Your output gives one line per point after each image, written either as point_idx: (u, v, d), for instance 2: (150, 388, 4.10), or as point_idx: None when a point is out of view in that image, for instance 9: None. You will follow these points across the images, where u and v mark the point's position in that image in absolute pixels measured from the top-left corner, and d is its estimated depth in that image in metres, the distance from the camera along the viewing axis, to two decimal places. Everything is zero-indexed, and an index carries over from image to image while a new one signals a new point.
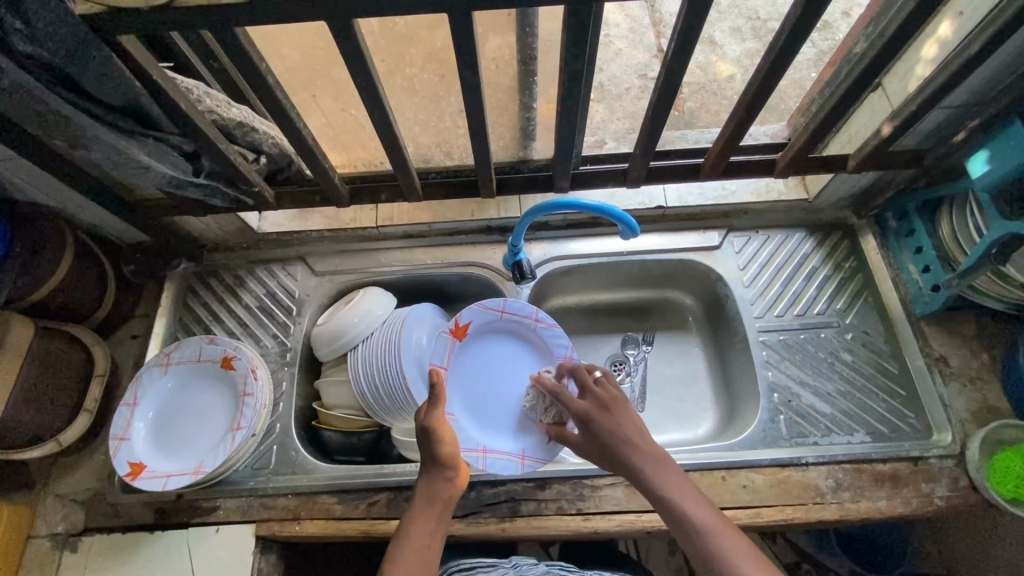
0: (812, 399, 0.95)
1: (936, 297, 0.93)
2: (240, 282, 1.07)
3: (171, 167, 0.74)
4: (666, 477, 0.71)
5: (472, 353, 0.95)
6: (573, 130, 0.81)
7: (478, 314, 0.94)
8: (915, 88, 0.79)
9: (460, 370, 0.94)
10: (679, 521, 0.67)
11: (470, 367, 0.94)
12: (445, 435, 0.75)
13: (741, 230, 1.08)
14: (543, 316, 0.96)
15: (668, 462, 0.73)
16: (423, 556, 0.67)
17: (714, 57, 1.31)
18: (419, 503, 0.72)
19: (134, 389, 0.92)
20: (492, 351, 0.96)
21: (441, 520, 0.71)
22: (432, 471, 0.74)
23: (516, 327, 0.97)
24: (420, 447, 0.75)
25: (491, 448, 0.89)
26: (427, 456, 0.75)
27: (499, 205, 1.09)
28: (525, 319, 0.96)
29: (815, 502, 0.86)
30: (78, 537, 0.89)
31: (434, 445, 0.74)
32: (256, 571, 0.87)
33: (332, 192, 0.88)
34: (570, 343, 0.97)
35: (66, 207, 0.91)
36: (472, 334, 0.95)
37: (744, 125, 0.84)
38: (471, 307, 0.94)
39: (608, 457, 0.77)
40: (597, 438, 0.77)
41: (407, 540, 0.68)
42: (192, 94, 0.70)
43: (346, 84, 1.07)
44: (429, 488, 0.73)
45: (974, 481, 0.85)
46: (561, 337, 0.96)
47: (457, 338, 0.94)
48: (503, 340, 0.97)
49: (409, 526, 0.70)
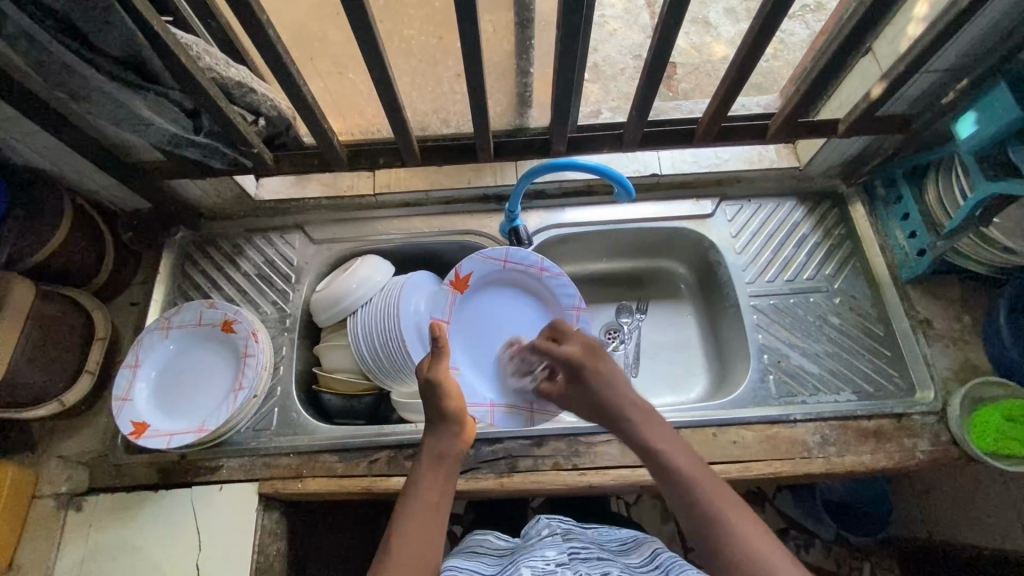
0: (800, 360, 0.97)
1: (921, 261, 0.96)
2: (238, 250, 1.08)
3: (171, 123, 0.75)
4: (654, 431, 0.73)
5: (475, 303, 1.02)
6: (570, 89, 0.82)
7: (479, 264, 0.99)
8: (906, 48, 0.80)
9: (462, 319, 1.00)
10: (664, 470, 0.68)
11: (472, 315, 1.01)
12: (451, 388, 0.77)
13: (734, 199, 1.10)
14: (549, 265, 1.01)
15: (653, 416, 0.75)
16: (436, 512, 0.67)
17: (708, 38, 1.31)
18: (426, 460, 0.73)
19: (136, 352, 0.93)
20: (490, 299, 1.02)
21: (449, 475, 0.72)
22: (441, 428, 0.76)
23: (518, 276, 1.03)
24: (426, 399, 0.78)
25: (499, 403, 0.96)
26: (436, 411, 0.76)
27: (495, 172, 1.10)
28: (529, 269, 1.01)
29: (802, 457, 0.89)
30: (82, 497, 0.91)
31: (441, 400, 0.76)
32: (260, 527, 0.89)
33: (331, 152, 0.90)
34: (577, 294, 1.02)
35: (66, 171, 0.91)
36: (473, 284, 1.01)
37: (738, 87, 0.85)
38: (471, 259, 0.98)
39: (595, 409, 0.79)
40: (586, 388, 0.80)
41: (417, 498, 0.68)
42: (192, 50, 0.71)
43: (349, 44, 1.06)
44: (437, 444, 0.74)
45: (955, 435, 0.89)
46: (567, 286, 1.02)
47: (458, 289, 1.00)
48: (505, 291, 1.03)
49: (418, 482, 0.70)
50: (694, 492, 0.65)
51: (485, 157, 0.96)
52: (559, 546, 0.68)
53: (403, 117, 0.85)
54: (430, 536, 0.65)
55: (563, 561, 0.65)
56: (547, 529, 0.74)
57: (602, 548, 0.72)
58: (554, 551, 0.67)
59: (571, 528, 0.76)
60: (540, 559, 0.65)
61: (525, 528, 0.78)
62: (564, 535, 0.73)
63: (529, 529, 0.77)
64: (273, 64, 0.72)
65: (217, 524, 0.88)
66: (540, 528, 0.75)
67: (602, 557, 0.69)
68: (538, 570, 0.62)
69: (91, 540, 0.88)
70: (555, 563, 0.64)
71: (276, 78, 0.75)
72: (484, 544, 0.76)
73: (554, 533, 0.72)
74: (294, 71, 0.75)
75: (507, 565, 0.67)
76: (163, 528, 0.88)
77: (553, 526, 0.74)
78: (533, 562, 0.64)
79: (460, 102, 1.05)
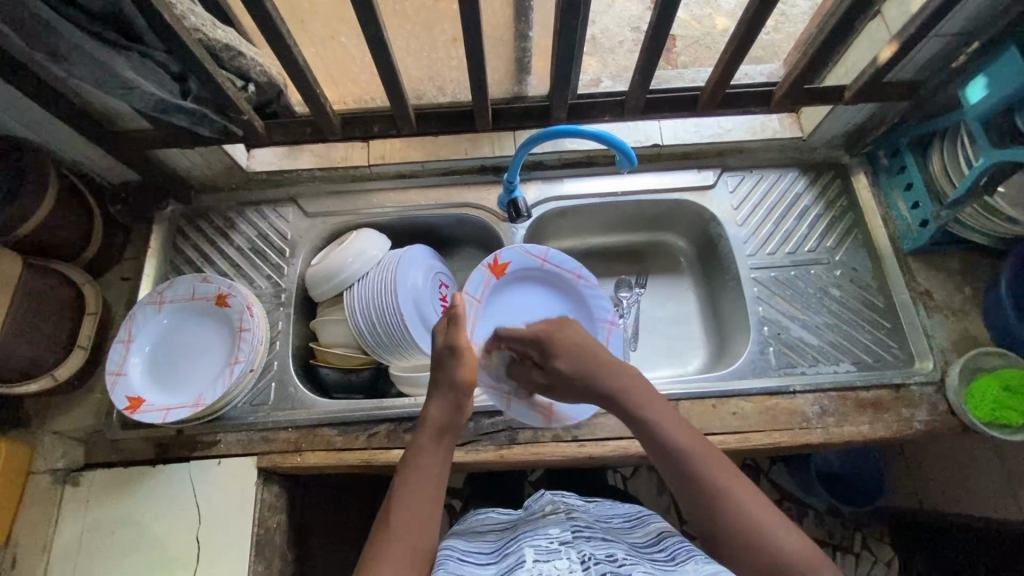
0: (801, 332, 0.97)
1: (924, 232, 0.95)
2: (231, 223, 1.05)
3: (158, 87, 0.73)
4: (640, 388, 0.73)
5: (509, 293, 0.98)
6: (572, 52, 0.79)
7: (520, 256, 0.97)
8: (917, 10, 0.78)
9: (494, 306, 0.97)
10: (653, 437, 0.67)
11: (504, 303, 0.98)
12: (465, 355, 0.75)
13: (735, 170, 1.08)
14: (586, 274, 1.01)
15: (639, 379, 0.74)
16: (433, 485, 0.66)
17: (709, 9, 1.25)
18: (431, 429, 0.71)
19: (128, 326, 0.91)
20: (526, 294, 1.00)
21: (444, 445, 0.70)
22: (448, 397, 0.73)
23: (554, 278, 1.01)
24: (438, 366, 0.75)
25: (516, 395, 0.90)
26: (448, 379, 0.74)
27: (493, 143, 1.07)
28: (564, 274, 1.00)
29: (801, 427, 0.90)
30: (79, 472, 0.90)
31: (455, 366, 0.74)
32: (259, 501, 0.88)
33: (323, 119, 0.88)
34: (609, 308, 1.00)
35: (48, 141, 0.88)
36: (511, 274, 0.98)
37: (744, 51, 0.82)
38: (513, 248, 0.96)
39: (580, 377, 0.77)
40: (562, 356, 0.80)
41: (417, 472, 0.67)
42: (177, 9, 0.68)
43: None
44: (444, 407, 0.72)
45: (952, 405, 0.89)
46: (601, 299, 1.00)
47: (494, 275, 0.96)
48: (536, 290, 1.00)
49: (419, 456, 0.68)
50: (688, 464, 0.63)
51: (483, 126, 0.95)
52: (563, 524, 0.66)
53: (399, 84, 0.82)
54: (428, 515, 0.63)
55: (567, 540, 0.63)
56: (552, 506, 0.72)
57: (606, 527, 0.69)
58: (558, 530, 0.65)
59: (575, 505, 0.73)
60: (544, 538, 0.63)
61: (526, 503, 0.76)
62: (568, 514, 0.70)
63: (531, 503, 0.75)
64: (262, 23, 0.69)
65: (217, 498, 0.87)
66: (547, 512, 0.71)
67: (607, 538, 0.65)
68: (541, 549, 0.61)
69: (90, 514, 0.87)
70: (559, 542, 0.62)
71: (266, 39, 0.72)
72: (487, 521, 0.74)
73: (557, 510, 0.71)
74: (283, 33, 0.72)
75: (510, 542, 0.65)
76: (162, 503, 0.87)
77: (557, 503, 0.73)
78: (537, 542, 0.62)
79: (458, 68, 1.03)
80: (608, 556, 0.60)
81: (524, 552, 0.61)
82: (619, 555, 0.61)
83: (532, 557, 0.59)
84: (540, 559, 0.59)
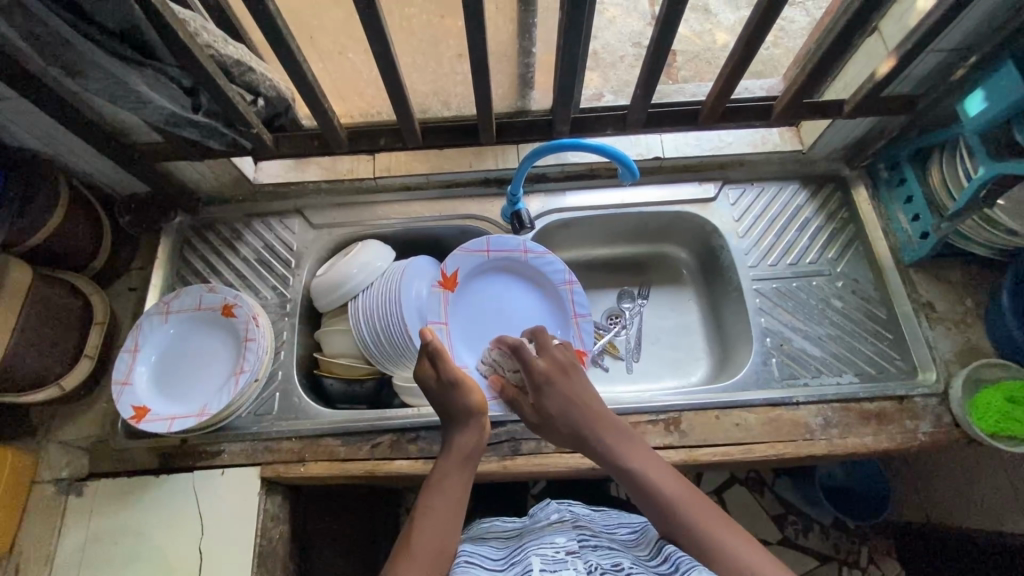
0: (803, 343, 0.98)
1: (924, 244, 0.95)
2: (237, 234, 1.07)
3: (171, 101, 0.75)
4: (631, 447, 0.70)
5: (469, 295, 1.00)
6: (575, 67, 0.80)
7: (463, 258, 0.98)
8: (914, 25, 0.80)
9: (459, 316, 0.99)
10: (644, 489, 0.66)
11: (467, 306, 1.00)
12: (466, 383, 0.76)
13: (737, 182, 1.09)
14: (532, 245, 1.00)
15: (633, 436, 0.72)
16: (457, 506, 0.66)
17: (709, 25, 1.27)
18: (453, 458, 0.71)
19: (135, 336, 0.92)
20: (486, 288, 1.01)
21: (467, 469, 0.71)
22: (468, 424, 0.74)
23: (507, 262, 1.01)
24: (443, 399, 0.76)
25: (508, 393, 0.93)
26: (460, 408, 0.75)
27: (497, 155, 1.09)
28: (513, 252, 1.00)
29: (804, 439, 0.90)
30: (83, 482, 0.90)
31: (461, 396, 0.75)
32: (263, 511, 0.88)
33: (331, 132, 0.89)
34: (563, 266, 1.01)
35: (59, 152, 0.89)
36: (462, 279, 0.99)
37: (744, 66, 0.84)
38: (454, 255, 0.98)
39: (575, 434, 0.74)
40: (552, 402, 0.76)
41: (440, 494, 0.67)
42: (190, 26, 0.70)
43: (348, 14, 0.99)
44: (463, 437, 0.73)
45: (957, 417, 0.89)
46: (554, 262, 1.01)
47: (447, 288, 0.98)
48: (493, 278, 1.02)
49: (442, 479, 0.69)
50: (676, 515, 0.62)
51: (487, 140, 0.96)
52: (568, 533, 0.66)
53: (405, 98, 0.84)
54: (447, 534, 0.63)
55: (574, 549, 0.63)
56: (559, 514, 0.72)
57: (612, 538, 0.70)
58: (563, 538, 0.65)
59: (580, 513, 0.74)
60: (550, 547, 0.63)
61: (533, 510, 0.77)
62: (573, 523, 0.70)
63: (536, 511, 0.76)
64: (273, 39, 0.71)
65: (221, 508, 0.87)
66: (550, 522, 0.71)
67: (612, 547, 0.66)
68: (547, 558, 0.61)
69: (93, 524, 0.87)
70: (565, 551, 0.62)
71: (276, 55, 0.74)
72: (493, 529, 0.74)
73: (563, 519, 0.71)
74: (293, 48, 0.74)
75: (516, 551, 0.66)
76: (165, 513, 0.87)
77: (563, 511, 0.73)
78: (543, 551, 0.62)
79: (463, 83, 1.05)
80: (614, 566, 0.61)
81: (530, 562, 0.60)
82: (625, 564, 0.62)
83: (538, 566, 0.59)
84: (547, 569, 0.59)
